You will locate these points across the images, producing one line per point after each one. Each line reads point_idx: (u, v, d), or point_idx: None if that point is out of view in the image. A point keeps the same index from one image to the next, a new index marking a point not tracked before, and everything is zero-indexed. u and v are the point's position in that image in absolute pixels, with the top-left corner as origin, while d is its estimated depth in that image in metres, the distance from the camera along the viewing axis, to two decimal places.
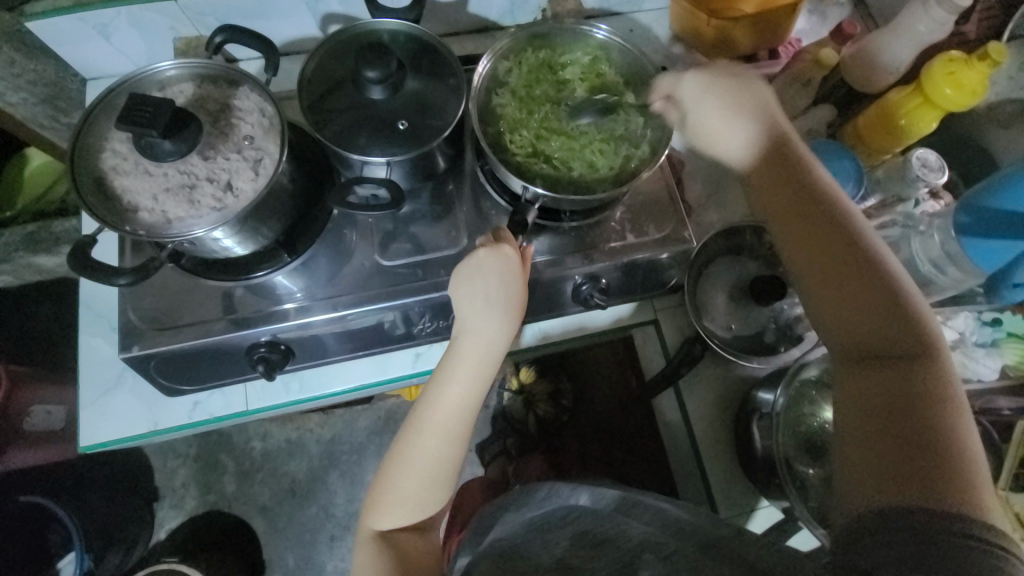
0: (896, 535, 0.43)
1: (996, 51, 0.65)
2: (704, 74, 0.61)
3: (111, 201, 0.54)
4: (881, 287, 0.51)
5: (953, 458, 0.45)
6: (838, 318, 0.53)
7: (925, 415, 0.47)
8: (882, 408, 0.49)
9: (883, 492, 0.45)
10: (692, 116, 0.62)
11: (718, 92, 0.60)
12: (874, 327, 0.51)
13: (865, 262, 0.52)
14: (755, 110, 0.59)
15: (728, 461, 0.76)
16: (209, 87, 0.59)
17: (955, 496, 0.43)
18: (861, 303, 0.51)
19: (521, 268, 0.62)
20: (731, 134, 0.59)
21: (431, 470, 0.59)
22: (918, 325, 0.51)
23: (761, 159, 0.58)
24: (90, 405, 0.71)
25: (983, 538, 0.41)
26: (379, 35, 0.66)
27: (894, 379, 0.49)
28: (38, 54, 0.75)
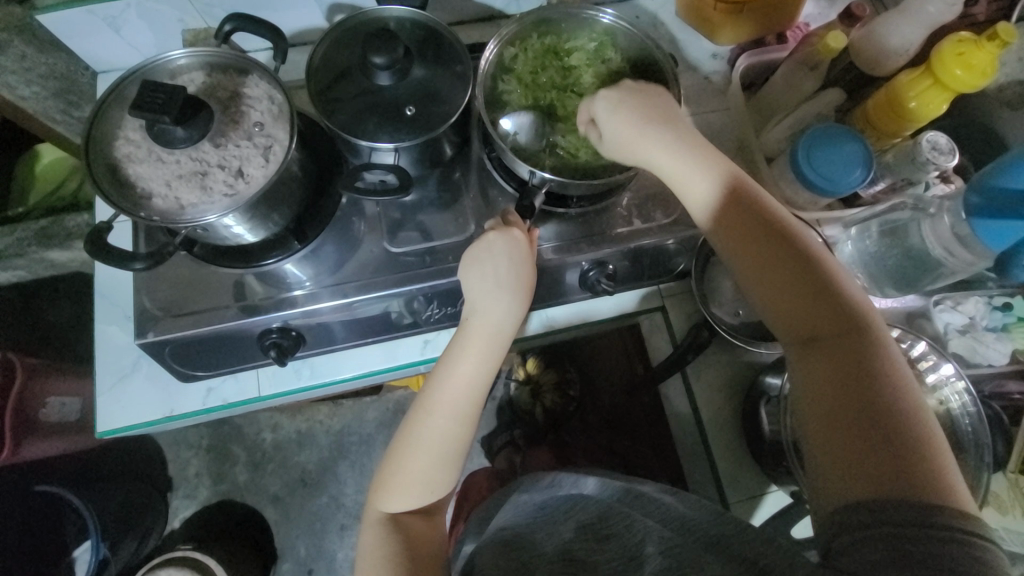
0: (873, 533, 0.43)
1: (1005, 31, 0.64)
2: (614, 92, 0.63)
3: (126, 188, 0.55)
4: (814, 281, 0.54)
5: (911, 445, 0.46)
6: (784, 318, 0.55)
7: (876, 402, 0.49)
8: (838, 400, 0.50)
9: (855, 489, 0.46)
10: (608, 132, 0.62)
11: (629, 109, 0.62)
12: (817, 323, 0.53)
13: (802, 259, 0.55)
14: (674, 126, 0.61)
15: (734, 447, 0.76)
16: (219, 76, 0.59)
17: (924, 485, 0.44)
18: (801, 302, 0.54)
19: (530, 251, 0.63)
20: (653, 149, 0.60)
21: (439, 450, 0.59)
22: (856, 313, 0.53)
23: (690, 169, 0.59)
24: (107, 391, 0.73)
25: (960, 527, 0.42)
26: (385, 22, 0.66)
27: (843, 370, 0.51)
28: (49, 47, 0.76)
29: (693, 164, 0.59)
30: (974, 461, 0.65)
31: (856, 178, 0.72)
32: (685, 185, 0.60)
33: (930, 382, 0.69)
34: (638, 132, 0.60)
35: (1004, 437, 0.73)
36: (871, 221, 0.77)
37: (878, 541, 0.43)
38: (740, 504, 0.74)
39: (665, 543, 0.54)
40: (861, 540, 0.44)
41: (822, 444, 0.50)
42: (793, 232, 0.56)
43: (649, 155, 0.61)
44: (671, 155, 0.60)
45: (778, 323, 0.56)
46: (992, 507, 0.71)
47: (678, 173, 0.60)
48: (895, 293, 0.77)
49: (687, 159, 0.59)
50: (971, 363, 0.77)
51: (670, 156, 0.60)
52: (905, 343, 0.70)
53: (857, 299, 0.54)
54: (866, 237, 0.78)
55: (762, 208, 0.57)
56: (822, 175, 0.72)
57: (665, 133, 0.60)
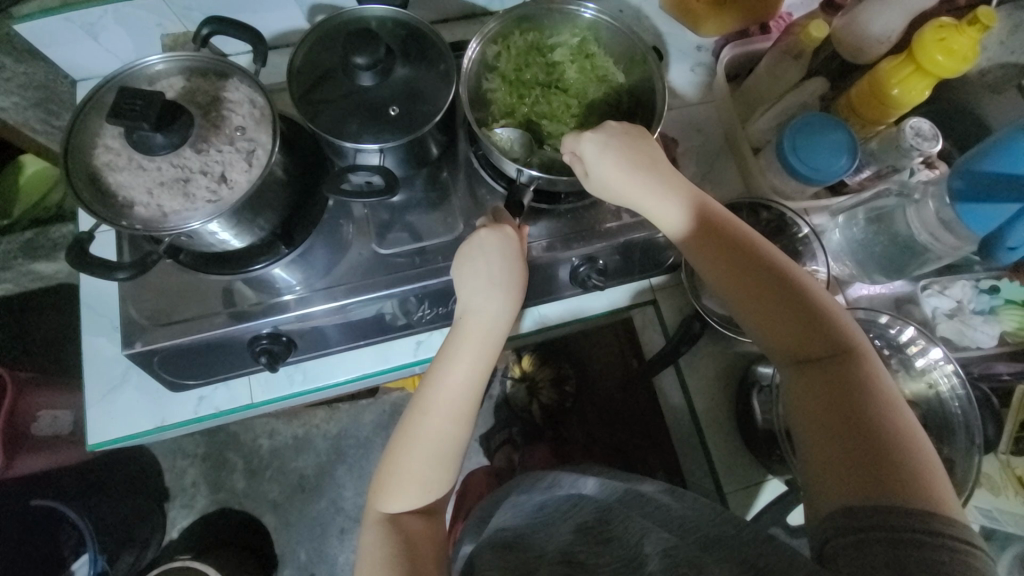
0: (867, 538, 0.44)
1: (986, 16, 0.65)
2: (600, 132, 0.60)
3: (107, 198, 0.54)
4: (791, 298, 0.54)
5: (901, 455, 0.47)
6: (773, 337, 0.55)
7: (863, 416, 0.49)
8: (828, 415, 0.50)
9: (848, 496, 0.46)
10: (595, 173, 0.60)
11: (615, 152, 0.59)
12: (806, 342, 0.54)
13: (787, 279, 0.55)
14: (655, 162, 0.60)
15: (729, 438, 0.76)
16: (198, 81, 0.59)
17: (915, 494, 0.45)
18: (787, 321, 0.54)
19: (520, 247, 0.63)
20: (629, 176, 0.59)
21: (437, 454, 0.59)
22: (841, 331, 0.53)
23: (665, 194, 0.59)
24: (97, 403, 0.72)
25: (950, 534, 0.43)
26: (366, 22, 0.66)
27: (829, 386, 0.51)
28: (27, 56, 0.74)
29: (675, 198, 0.59)
30: (965, 444, 0.66)
31: (843, 166, 0.72)
32: (659, 210, 0.59)
33: (919, 366, 0.71)
34: (619, 166, 0.59)
35: (993, 418, 0.74)
36: (857, 209, 0.78)
37: (873, 547, 0.43)
38: (736, 494, 0.75)
39: (666, 544, 0.54)
40: (856, 546, 0.44)
41: (815, 455, 0.50)
42: (769, 252, 0.56)
43: (630, 189, 0.60)
44: (647, 178, 0.59)
45: (767, 343, 0.56)
46: (984, 488, 0.72)
47: (654, 198, 0.59)
48: (883, 280, 0.78)
49: (661, 184, 0.59)
50: (959, 346, 0.78)
51: (654, 191, 0.59)
52: (893, 329, 0.71)
53: (840, 316, 0.55)
54: (853, 224, 0.79)
55: (739, 230, 0.57)
56: (808, 166, 0.72)
57: (648, 170, 0.59)
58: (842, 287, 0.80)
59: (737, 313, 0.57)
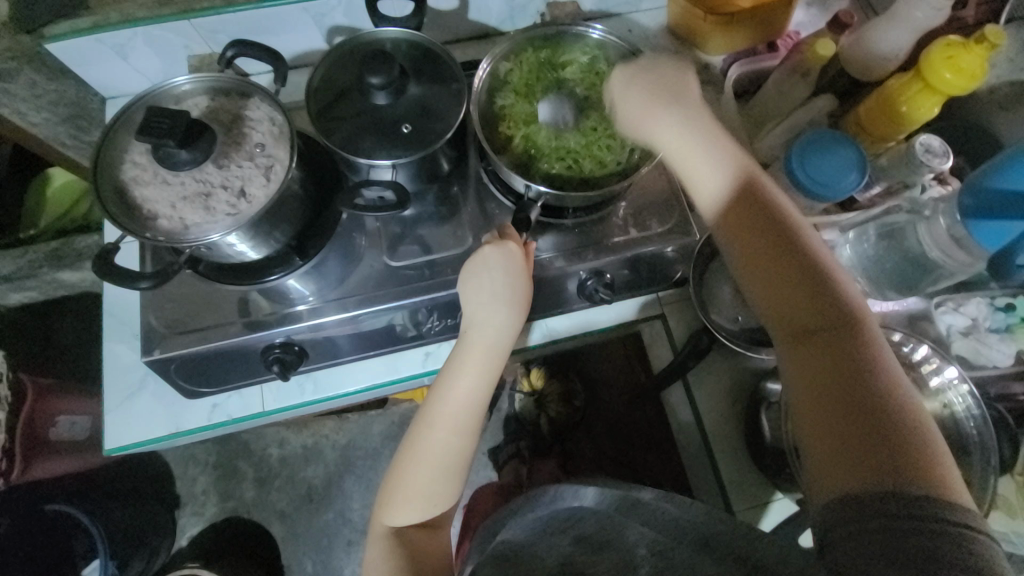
0: (870, 525, 0.41)
1: (994, 35, 0.65)
2: (632, 70, 0.63)
3: (133, 211, 0.56)
4: (801, 261, 0.51)
5: (905, 434, 0.44)
6: (777, 302, 0.52)
7: (868, 389, 0.46)
8: (831, 389, 0.47)
9: (851, 481, 0.43)
10: (621, 109, 0.63)
11: (646, 88, 0.61)
12: (812, 313, 0.50)
13: (796, 242, 0.52)
14: (684, 98, 0.60)
15: (738, 455, 0.75)
16: (222, 100, 0.62)
17: (920, 479, 0.42)
18: (791, 286, 0.51)
19: (525, 263, 0.63)
20: (650, 114, 0.60)
21: (443, 466, 0.60)
22: (848, 302, 0.50)
23: (685, 128, 0.58)
24: (116, 408, 0.74)
25: (955, 522, 0.40)
26: (382, 43, 0.68)
27: (833, 358, 0.48)
28: (59, 75, 0.78)
29: (700, 136, 0.57)
30: (980, 464, 0.65)
31: (851, 183, 0.72)
32: (677, 150, 0.58)
33: (933, 386, 0.69)
34: (646, 105, 0.60)
35: (1010, 440, 0.73)
36: (868, 225, 0.78)
37: (874, 534, 0.41)
38: (745, 513, 0.73)
39: (659, 546, 0.55)
40: (856, 533, 0.41)
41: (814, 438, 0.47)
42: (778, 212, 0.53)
43: (659, 129, 0.59)
44: (665, 119, 0.59)
45: (768, 310, 0.52)
46: (1001, 511, 0.71)
47: (669, 136, 0.58)
48: (895, 297, 0.78)
49: (684, 123, 0.58)
50: (975, 365, 0.77)
51: (681, 137, 0.57)
52: (907, 346, 0.70)
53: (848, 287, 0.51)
54: (863, 240, 0.78)
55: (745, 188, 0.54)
56: (815, 179, 0.72)
57: (673, 107, 0.59)
58: None
59: (741, 273, 0.54)
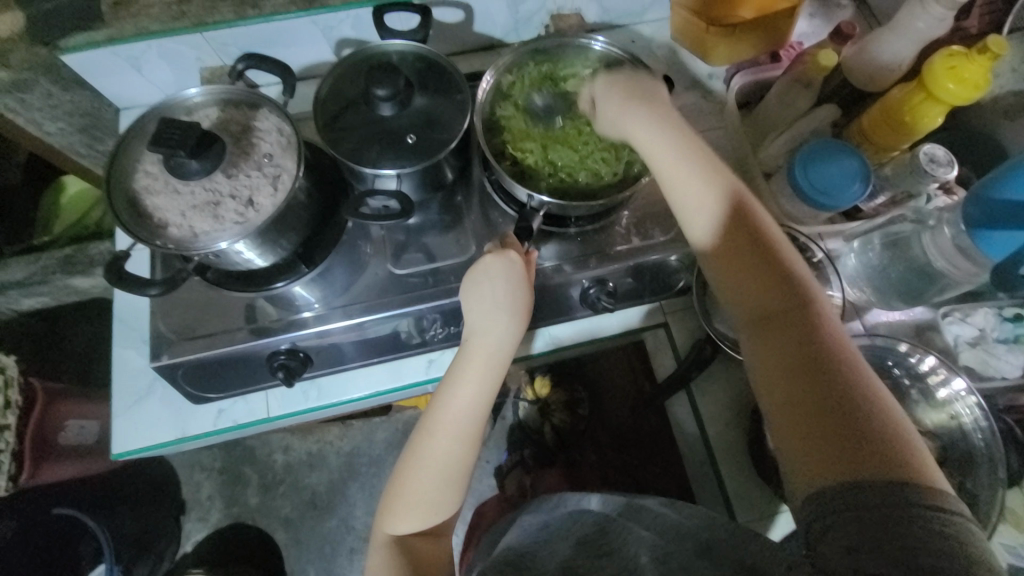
0: (846, 517, 0.40)
1: (996, 44, 0.65)
2: (614, 77, 0.65)
3: (144, 219, 0.58)
4: (760, 252, 0.53)
5: (873, 417, 0.43)
6: (742, 295, 0.53)
7: (834, 376, 0.46)
8: (797, 377, 0.47)
9: (824, 471, 0.42)
10: (602, 112, 0.65)
11: (620, 93, 0.64)
12: (774, 303, 0.51)
13: (756, 239, 0.53)
14: (655, 102, 0.62)
15: (742, 465, 0.75)
16: (232, 111, 0.63)
17: (892, 463, 0.41)
18: (753, 278, 0.52)
19: (526, 272, 0.64)
20: (624, 116, 0.62)
21: (444, 474, 0.60)
22: (807, 295, 0.51)
23: (656, 129, 0.60)
24: (123, 413, 0.75)
25: (930, 505, 0.39)
26: (388, 56, 0.70)
27: (796, 346, 0.48)
28: (74, 86, 0.80)
29: (669, 136, 0.59)
30: (988, 475, 0.64)
31: (855, 192, 0.72)
32: (649, 150, 0.60)
33: (941, 397, 0.69)
34: (621, 108, 0.63)
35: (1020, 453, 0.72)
36: (873, 234, 0.78)
37: (851, 524, 0.40)
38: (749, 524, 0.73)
39: (659, 551, 0.52)
40: (833, 527, 0.40)
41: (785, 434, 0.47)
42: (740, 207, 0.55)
43: (638, 138, 0.61)
44: (637, 120, 0.61)
45: (735, 303, 0.54)
46: (1010, 524, 0.70)
47: (642, 133, 0.60)
48: (902, 306, 0.77)
49: (655, 123, 0.60)
50: (984, 376, 0.76)
51: (658, 148, 0.59)
52: (913, 358, 0.69)
53: (807, 280, 0.52)
54: (869, 250, 0.78)
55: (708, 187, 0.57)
56: (817, 188, 0.72)
57: (644, 109, 0.61)
58: (859, 312, 0.79)
59: (709, 267, 0.56)
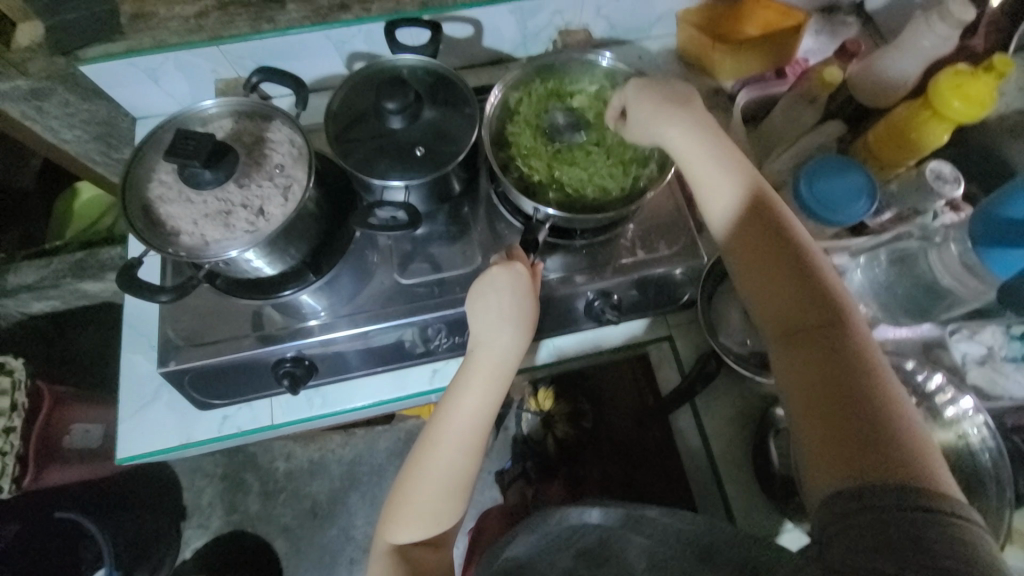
0: (858, 517, 0.40)
1: (1002, 63, 0.66)
2: (651, 82, 0.66)
3: (157, 227, 0.59)
4: (791, 260, 0.54)
5: (892, 426, 0.44)
6: (770, 301, 0.54)
7: (857, 383, 0.47)
8: (823, 382, 0.48)
9: (841, 472, 0.43)
10: (633, 114, 0.65)
11: (651, 96, 0.64)
12: (803, 310, 0.52)
13: (788, 248, 0.55)
14: (691, 107, 0.64)
15: (746, 481, 0.74)
16: (245, 122, 0.64)
17: (908, 469, 0.41)
18: (783, 285, 0.54)
19: (532, 284, 0.64)
20: (656, 119, 0.63)
21: (447, 484, 0.60)
22: (831, 302, 0.52)
23: (691, 132, 0.61)
24: (129, 418, 0.75)
25: (942, 510, 0.39)
26: (398, 70, 0.71)
27: (822, 352, 0.49)
28: (91, 95, 0.82)
29: (705, 141, 0.61)
30: (995, 495, 0.63)
31: (862, 209, 0.72)
32: (685, 153, 0.61)
33: (949, 416, 0.68)
34: (657, 108, 0.63)
35: None
36: (879, 250, 0.77)
37: (862, 525, 0.39)
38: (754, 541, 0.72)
39: None
40: (846, 526, 0.40)
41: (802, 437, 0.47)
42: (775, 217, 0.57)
43: (671, 139, 0.62)
44: (672, 122, 0.62)
45: (762, 308, 0.55)
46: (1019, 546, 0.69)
47: (676, 135, 0.62)
48: (909, 322, 0.77)
49: (692, 128, 0.62)
50: (991, 395, 0.75)
51: (696, 154, 0.61)
52: (920, 375, 0.69)
53: (837, 290, 0.53)
54: (874, 265, 0.77)
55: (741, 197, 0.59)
56: (823, 203, 0.73)
57: (681, 112, 0.63)
58: (866, 328, 0.78)
59: (739, 273, 0.57)
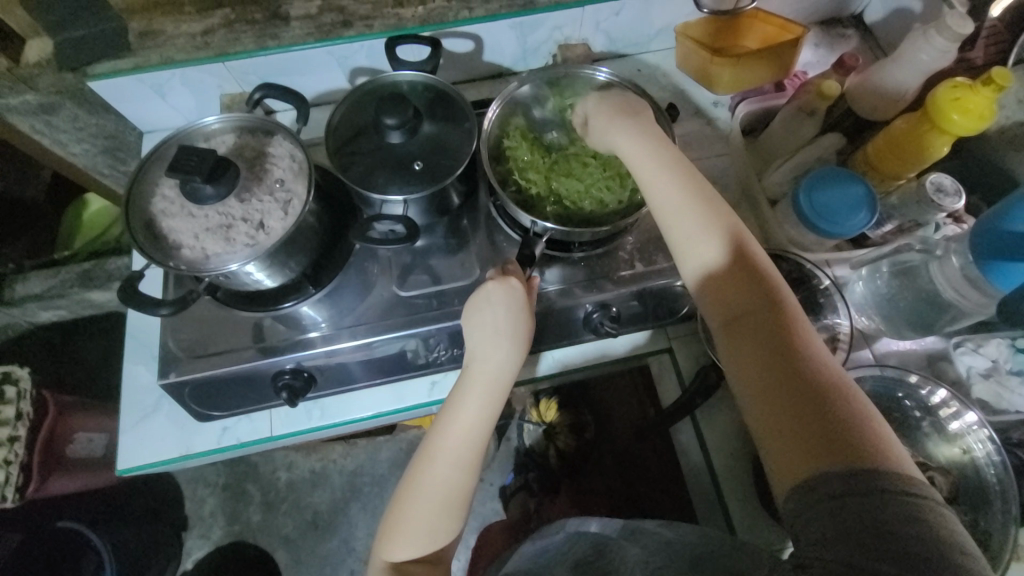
0: (825, 507, 0.41)
1: (1001, 76, 0.66)
2: (604, 95, 0.68)
3: (160, 241, 0.59)
4: (733, 255, 0.55)
5: (841, 409, 0.45)
6: (717, 299, 0.55)
7: (802, 371, 0.48)
8: (771, 374, 0.49)
9: (801, 464, 0.44)
10: (591, 125, 0.67)
11: (608, 107, 0.66)
12: (747, 304, 0.53)
13: (731, 243, 0.56)
14: (640, 114, 0.65)
15: (749, 497, 0.73)
16: (247, 137, 0.65)
17: (863, 452, 0.42)
18: (728, 281, 0.54)
19: (528, 298, 0.64)
20: (609, 127, 0.65)
21: (443, 501, 0.59)
22: (779, 293, 0.53)
23: (639, 136, 0.62)
24: (129, 429, 0.76)
25: (904, 491, 0.40)
26: (399, 86, 0.72)
27: (767, 344, 0.50)
28: (100, 110, 0.84)
29: (650, 143, 0.61)
30: (1001, 513, 0.62)
31: (861, 221, 0.72)
32: (631, 156, 0.62)
33: (953, 430, 0.67)
34: (609, 120, 0.65)
35: None
36: (881, 262, 0.78)
37: (831, 515, 0.40)
38: None
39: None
40: (815, 518, 0.41)
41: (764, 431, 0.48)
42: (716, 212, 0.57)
43: (622, 146, 0.63)
44: (621, 130, 0.64)
45: (710, 306, 0.56)
46: None
47: (625, 140, 0.63)
48: (913, 335, 0.76)
49: (640, 132, 0.63)
50: (997, 410, 0.74)
51: (637, 155, 0.61)
52: (924, 389, 0.68)
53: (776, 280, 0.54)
54: (877, 277, 0.78)
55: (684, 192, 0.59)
56: (820, 215, 0.72)
57: (630, 119, 0.64)
58: (869, 341, 0.77)
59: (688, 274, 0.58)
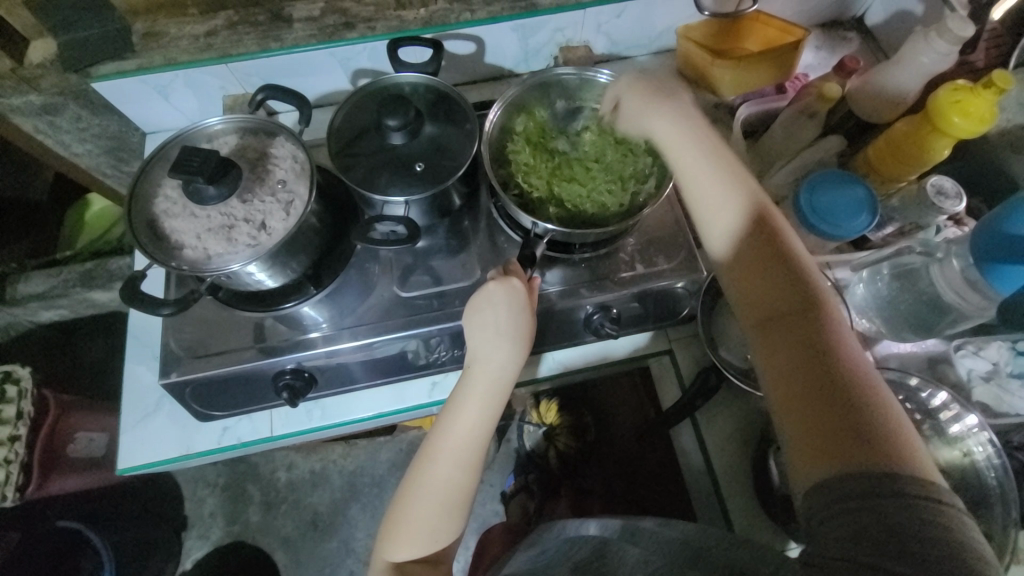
0: (844, 506, 0.41)
1: (1001, 79, 0.66)
2: (640, 78, 0.66)
3: (161, 241, 0.60)
4: (768, 249, 0.54)
5: (869, 410, 0.44)
6: (750, 292, 0.54)
7: (832, 369, 0.47)
8: (800, 369, 0.48)
9: (823, 461, 0.43)
10: (625, 110, 0.67)
11: (644, 90, 0.66)
12: (781, 298, 0.52)
13: (767, 237, 0.55)
14: (678, 101, 0.64)
15: (748, 498, 0.73)
16: (250, 139, 0.66)
17: (887, 454, 0.41)
18: (761, 274, 0.54)
19: (529, 299, 0.64)
20: (644, 112, 0.65)
21: (444, 501, 0.59)
22: (813, 286, 0.52)
23: (676, 125, 0.62)
24: (130, 429, 0.76)
25: (925, 496, 0.39)
26: (400, 87, 0.72)
27: (798, 339, 0.49)
28: (102, 110, 0.84)
29: (688, 133, 0.61)
30: (1002, 516, 0.62)
31: (863, 223, 0.72)
32: (669, 144, 0.62)
33: (953, 433, 0.67)
34: (645, 105, 0.65)
35: None
36: (881, 264, 0.78)
37: (847, 514, 0.40)
38: None
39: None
40: (832, 517, 0.41)
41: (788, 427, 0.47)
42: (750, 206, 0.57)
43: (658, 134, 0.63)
44: (658, 116, 0.63)
45: (741, 299, 0.55)
46: None
47: (660, 128, 0.63)
48: (914, 338, 0.76)
49: (678, 121, 0.62)
50: (998, 413, 0.73)
51: (677, 143, 0.61)
52: (925, 392, 0.68)
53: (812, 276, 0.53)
54: (877, 279, 0.77)
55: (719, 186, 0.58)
56: (822, 216, 0.72)
57: (668, 105, 0.64)
58: (869, 343, 0.78)
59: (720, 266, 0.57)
